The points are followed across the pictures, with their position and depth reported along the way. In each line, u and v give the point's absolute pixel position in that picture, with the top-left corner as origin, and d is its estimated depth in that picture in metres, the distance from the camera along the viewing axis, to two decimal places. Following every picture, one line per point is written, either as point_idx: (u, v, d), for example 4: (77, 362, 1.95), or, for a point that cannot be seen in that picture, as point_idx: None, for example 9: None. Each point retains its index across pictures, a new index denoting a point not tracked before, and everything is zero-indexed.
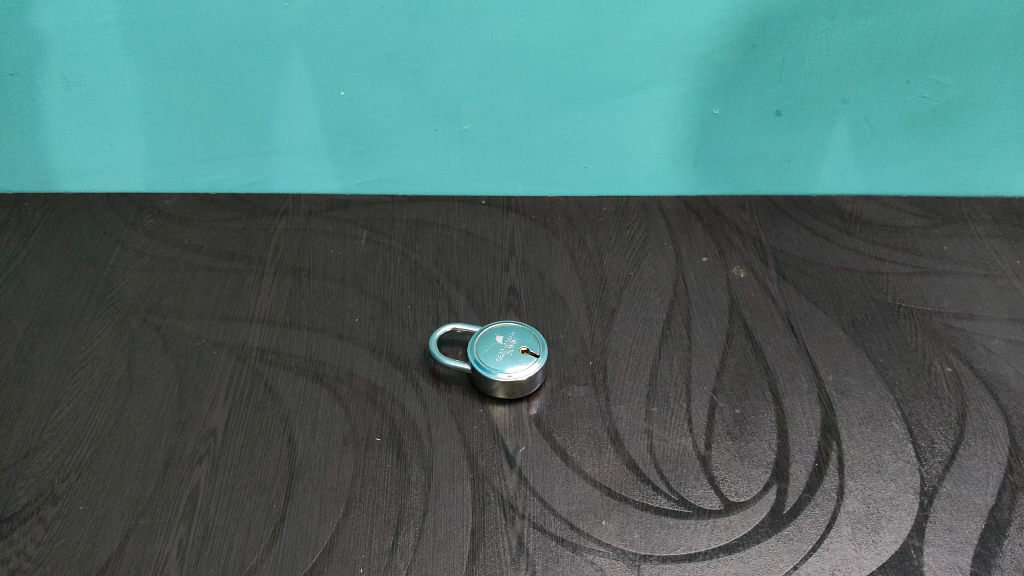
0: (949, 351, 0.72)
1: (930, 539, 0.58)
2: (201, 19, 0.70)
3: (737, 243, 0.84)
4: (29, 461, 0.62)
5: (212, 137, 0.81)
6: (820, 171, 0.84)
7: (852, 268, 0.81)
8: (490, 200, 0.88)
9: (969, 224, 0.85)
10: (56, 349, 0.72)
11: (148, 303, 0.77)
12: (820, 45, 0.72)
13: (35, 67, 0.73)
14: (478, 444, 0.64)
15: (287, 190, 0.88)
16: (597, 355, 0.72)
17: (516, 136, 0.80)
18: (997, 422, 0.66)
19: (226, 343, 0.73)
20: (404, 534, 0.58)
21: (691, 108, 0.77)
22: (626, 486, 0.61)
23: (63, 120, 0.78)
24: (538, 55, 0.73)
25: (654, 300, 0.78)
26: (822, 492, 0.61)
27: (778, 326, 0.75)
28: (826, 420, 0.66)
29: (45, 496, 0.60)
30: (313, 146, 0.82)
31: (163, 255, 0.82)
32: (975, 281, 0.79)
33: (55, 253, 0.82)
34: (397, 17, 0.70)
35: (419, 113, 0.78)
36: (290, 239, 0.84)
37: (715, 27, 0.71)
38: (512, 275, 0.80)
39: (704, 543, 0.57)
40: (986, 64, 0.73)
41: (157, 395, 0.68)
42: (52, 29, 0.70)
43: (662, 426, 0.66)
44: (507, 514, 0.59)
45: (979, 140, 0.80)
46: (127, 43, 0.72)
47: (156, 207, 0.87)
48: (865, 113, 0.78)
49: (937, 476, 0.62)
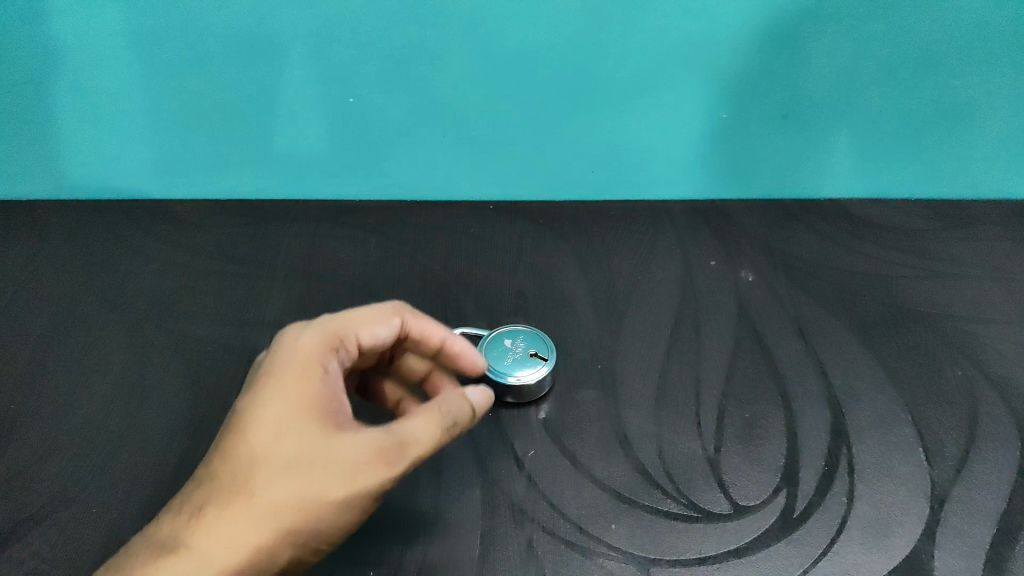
0: (961, 355, 0.72)
1: (942, 544, 0.57)
2: (210, 28, 0.71)
3: (746, 247, 0.84)
4: (43, 464, 0.64)
5: (223, 143, 0.82)
6: (829, 174, 0.84)
7: (863, 272, 0.80)
8: (499, 204, 0.89)
9: (981, 227, 0.84)
10: (70, 355, 0.74)
11: (160, 308, 0.79)
12: (828, 49, 0.71)
13: (52, 76, 0.75)
14: (488, 447, 0.65)
15: (299, 196, 0.89)
16: (605, 359, 0.72)
17: (523, 141, 0.81)
18: (1009, 426, 0.65)
19: (236, 347, 0.74)
20: (414, 537, 0.58)
21: (699, 114, 0.77)
22: (635, 490, 0.61)
23: (76, 129, 0.80)
24: (543, 62, 0.73)
25: (663, 304, 0.78)
26: (833, 496, 0.60)
27: (788, 330, 0.74)
28: (836, 424, 0.66)
29: (60, 499, 0.61)
30: (323, 152, 0.83)
31: (175, 260, 0.84)
32: (986, 285, 0.79)
33: (74, 262, 0.84)
34: (403, 24, 0.70)
35: (428, 119, 0.79)
36: (302, 244, 0.85)
37: (721, 29, 0.69)
38: (522, 280, 0.80)
39: (713, 547, 0.57)
40: (1001, 67, 0.72)
41: (169, 399, 0.69)
42: (67, 39, 0.72)
43: (672, 430, 0.66)
44: (516, 518, 0.59)
45: (993, 143, 0.79)
46: (140, 52, 0.73)
47: (169, 213, 0.89)
48: (874, 117, 0.77)
49: (949, 480, 0.61)
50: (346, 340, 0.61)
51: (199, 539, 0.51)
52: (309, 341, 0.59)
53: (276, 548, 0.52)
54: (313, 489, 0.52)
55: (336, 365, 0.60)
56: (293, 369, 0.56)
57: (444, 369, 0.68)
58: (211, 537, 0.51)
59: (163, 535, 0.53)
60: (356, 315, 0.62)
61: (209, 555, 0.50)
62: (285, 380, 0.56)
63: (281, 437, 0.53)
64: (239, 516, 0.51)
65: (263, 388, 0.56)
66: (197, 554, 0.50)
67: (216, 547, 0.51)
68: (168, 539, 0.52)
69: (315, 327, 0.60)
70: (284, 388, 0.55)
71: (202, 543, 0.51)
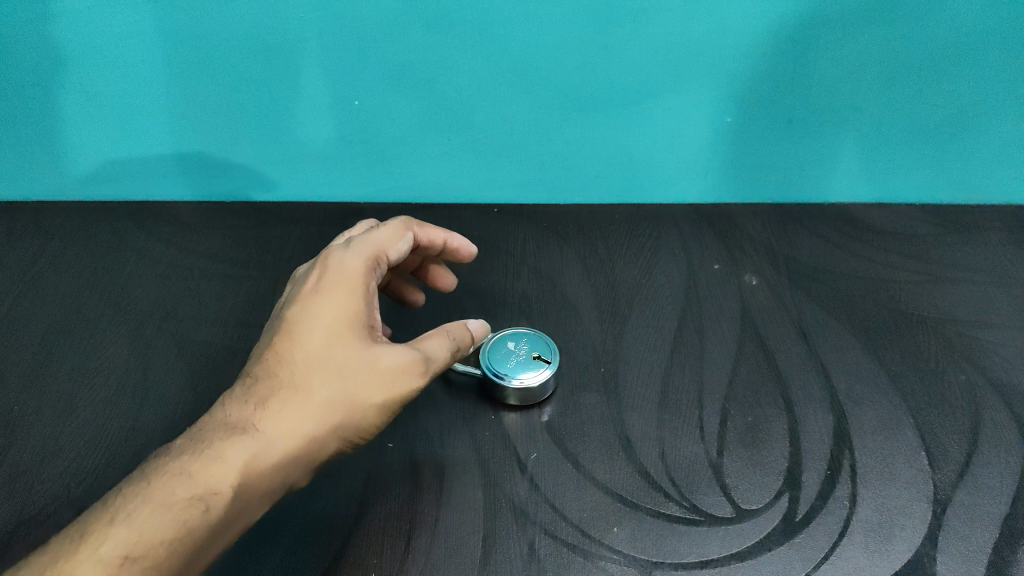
0: (963, 360, 0.72)
1: (943, 548, 0.57)
2: (216, 31, 0.71)
3: (749, 250, 0.84)
4: (46, 465, 0.64)
5: (228, 145, 0.82)
6: (832, 179, 0.84)
7: (865, 276, 0.81)
8: (502, 207, 0.89)
9: (984, 232, 0.84)
10: (74, 356, 0.74)
11: (164, 310, 0.79)
12: (831, 55, 0.71)
13: (59, 78, 0.76)
14: (490, 450, 0.65)
15: (303, 198, 0.90)
16: (608, 362, 0.72)
17: (527, 144, 0.81)
18: (1011, 431, 0.65)
19: (240, 348, 0.74)
20: (416, 539, 0.58)
21: (702, 118, 0.77)
22: (637, 493, 0.61)
23: (84, 131, 0.81)
24: (548, 66, 0.73)
25: (666, 307, 0.78)
26: (834, 499, 0.60)
27: (790, 334, 0.75)
28: (838, 428, 0.66)
29: (62, 500, 0.62)
30: (328, 154, 0.83)
31: (179, 262, 0.85)
32: (989, 289, 0.79)
33: (78, 263, 0.85)
34: (409, 28, 0.71)
35: (433, 123, 0.79)
36: (305, 246, 0.86)
37: (725, 35, 0.70)
38: (524, 283, 0.81)
39: (714, 550, 0.57)
40: (1004, 73, 0.72)
41: (172, 400, 0.69)
42: (74, 41, 0.73)
43: (674, 434, 0.66)
44: (518, 520, 0.59)
45: (995, 148, 0.79)
46: (146, 54, 0.74)
47: (173, 215, 0.90)
48: (877, 122, 0.77)
49: (951, 485, 0.61)
50: (384, 254, 0.64)
51: (264, 424, 0.54)
52: (354, 256, 0.62)
53: (328, 437, 0.55)
54: (365, 386, 0.56)
55: (376, 280, 0.63)
56: (336, 282, 0.60)
57: (440, 263, 0.75)
58: (274, 422, 0.54)
59: (225, 422, 0.55)
60: (383, 232, 0.65)
61: (273, 437, 0.54)
62: (336, 288, 0.59)
63: (338, 338, 0.57)
64: (299, 405, 0.55)
65: (315, 294, 0.59)
66: (261, 437, 0.53)
67: (279, 430, 0.54)
68: (232, 423, 0.54)
69: (354, 245, 0.63)
70: (336, 296, 0.59)
71: (266, 428, 0.54)
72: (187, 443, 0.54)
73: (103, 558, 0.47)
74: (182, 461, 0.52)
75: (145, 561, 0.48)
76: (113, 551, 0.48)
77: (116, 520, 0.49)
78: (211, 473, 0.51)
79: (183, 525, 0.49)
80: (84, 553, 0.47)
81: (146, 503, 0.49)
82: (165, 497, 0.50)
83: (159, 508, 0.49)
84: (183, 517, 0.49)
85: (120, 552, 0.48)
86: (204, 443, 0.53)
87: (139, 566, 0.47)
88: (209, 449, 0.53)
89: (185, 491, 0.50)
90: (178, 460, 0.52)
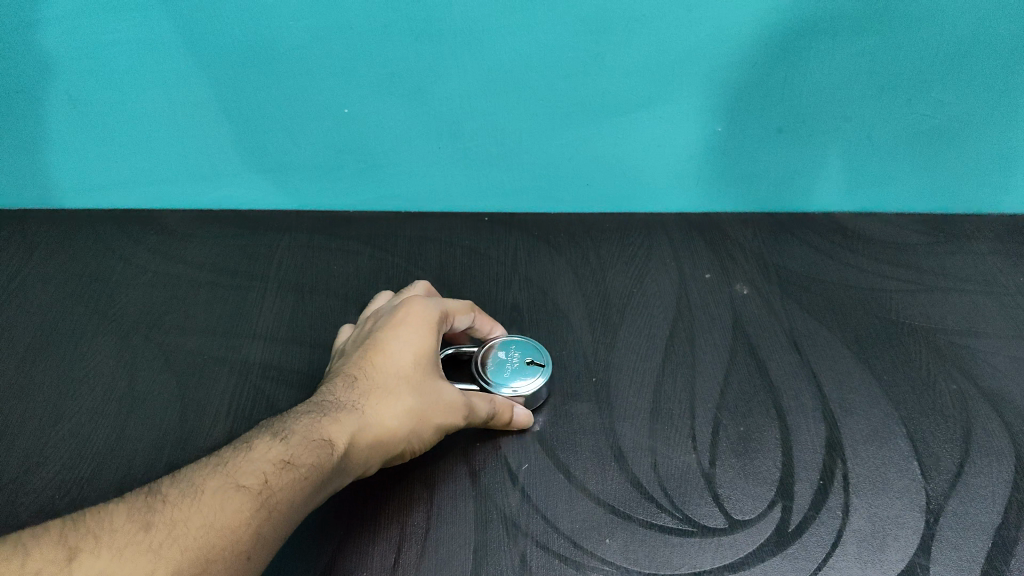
0: (954, 369, 0.72)
1: (937, 558, 0.57)
2: (205, 38, 0.71)
3: (739, 260, 0.84)
4: (29, 477, 0.63)
5: (218, 153, 0.82)
6: (820, 189, 0.85)
7: (856, 286, 0.81)
8: (493, 216, 0.89)
9: (973, 242, 0.85)
10: (59, 365, 0.73)
11: (151, 319, 0.78)
12: (820, 64, 0.72)
13: (43, 87, 0.75)
14: (481, 461, 0.64)
15: (291, 206, 0.89)
16: (600, 372, 0.72)
17: (518, 153, 0.81)
18: (1003, 440, 0.65)
19: (228, 358, 0.73)
20: (406, 551, 0.58)
21: (694, 127, 0.77)
22: (629, 504, 0.61)
23: (71, 138, 0.80)
24: (539, 74, 0.73)
25: (657, 316, 0.78)
26: (827, 509, 0.60)
27: (782, 344, 0.74)
28: (830, 438, 0.66)
29: (45, 512, 0.60)
30: (317, 162, 0.83)
31: (164, 271, 0.84)
32: (978, 298, 0.79)
33: (63, 273, 0.83)
34: (399, 37, 0.70)
35: (422, 131, 0.79)
36: (293, 255, 0.85)
37: (715, 47, 0.70)
38: (515, 291, 0.81)
39: (708, 561, 0.57)
40: (989, 84, 0.72)
41: (160, 410, 0.68)
42: (58, 48, 0.72)
43: (666, 443, 0.65)
44: (509, 533, 0.59)
45: (983, 158, 0.79)
46: (132, 61, 0.73)
47: (159, 223, 0.89)
48: (866, 132, 0.77)
49: (944, 494, 0.61)
50: (455, 320, 0.67)
51: (368, 407, 0.56)
52: (434, 305, 0.65)
53: (403, 442, 0.58)
54: (442, 407, 0.59)
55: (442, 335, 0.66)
56: (424, 319, 0.63)
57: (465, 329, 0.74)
58: (376, 408, 0.57)
59: (332, 399, 0.56)
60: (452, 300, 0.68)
61: (374, 423, 0.56)
62: (423, 322, 0.63)
63: (425, 361, 0.60)
64: (392, 405, 0.57)
65: (405, 322, 0.63)
66: (365, 420, 0.56)
67: (377, 419, 0.56)
68: (340, 400, 0.56)
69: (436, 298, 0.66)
70: (424, 328, 0.62)
71: (369, 412, 0.56)
72: (307, 406, 0.55)
73: (269, 460, 0.50)
74: (310, 415, 0.54)
75: (300, 472, 0.50)
76: (273, 456, 0.50)
77: (274, 438, 0.52)
78: (332, 431, 0.53)
79: (321, 457, 0.51)
80: (255, 454, 0.50)
81: (292, 432, 0.52)
82: (304, 433, 0.52)
83: (303, 439, 0.52)
84: (318, 452, 0.51)
85: (280, 459, 0.50)
86: (323, 407, 0.55)
87: (294, 475, 0.49)
88: (329, 413, 0.55)
89: (316, 434, 0.52)
90: (307, 413, 0.54)
